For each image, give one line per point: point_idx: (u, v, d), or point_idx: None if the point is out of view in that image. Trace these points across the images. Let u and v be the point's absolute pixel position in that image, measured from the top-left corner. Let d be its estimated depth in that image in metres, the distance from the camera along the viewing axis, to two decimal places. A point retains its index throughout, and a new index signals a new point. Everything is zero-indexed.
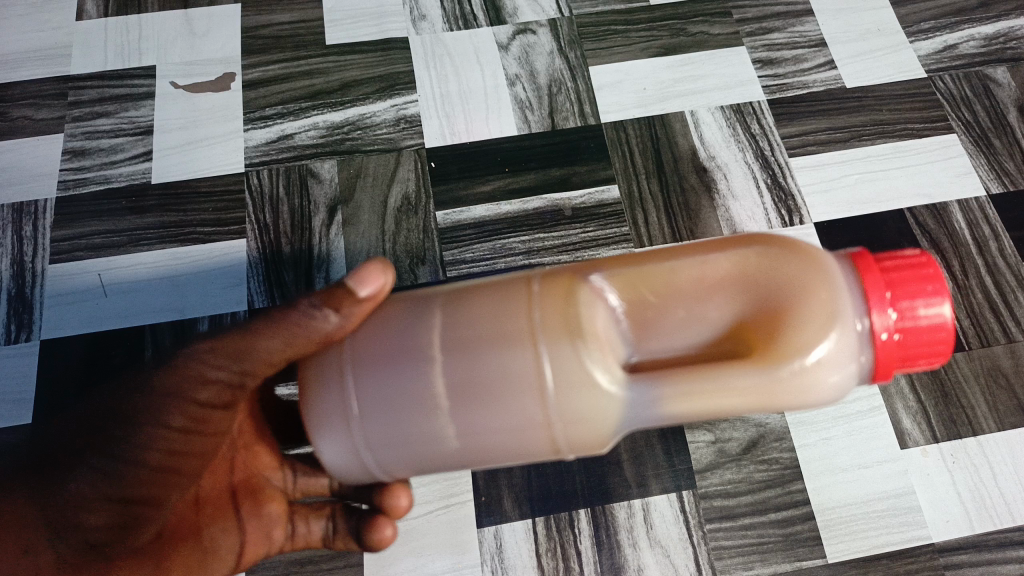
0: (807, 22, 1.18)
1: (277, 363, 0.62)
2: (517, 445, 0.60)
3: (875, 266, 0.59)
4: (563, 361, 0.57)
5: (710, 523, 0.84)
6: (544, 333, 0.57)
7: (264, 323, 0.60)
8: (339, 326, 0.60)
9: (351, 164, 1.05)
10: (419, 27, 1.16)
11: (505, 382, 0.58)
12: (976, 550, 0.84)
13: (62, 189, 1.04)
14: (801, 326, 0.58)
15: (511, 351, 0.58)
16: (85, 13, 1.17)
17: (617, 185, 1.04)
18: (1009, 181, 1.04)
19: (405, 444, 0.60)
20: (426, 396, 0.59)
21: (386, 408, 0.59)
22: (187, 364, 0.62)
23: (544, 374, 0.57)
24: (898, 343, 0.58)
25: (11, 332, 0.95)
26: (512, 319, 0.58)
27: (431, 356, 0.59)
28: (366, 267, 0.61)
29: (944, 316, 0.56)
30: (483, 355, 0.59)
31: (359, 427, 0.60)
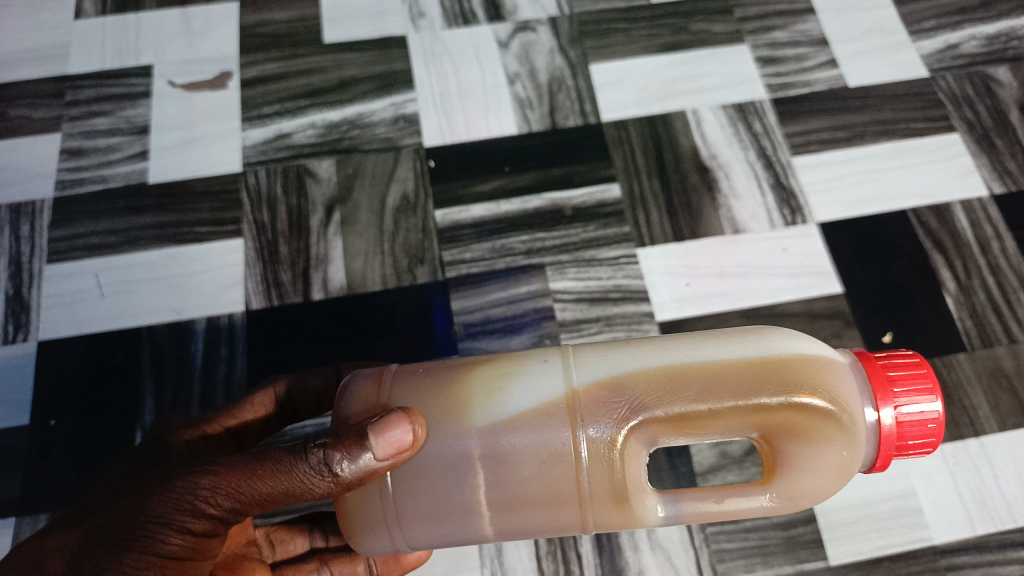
0: (809, 20, 1.17)
1: (274, 502, 0.58)
2: (545, 530, 0.62)
3: (877, 365, 0.60)
4: (595, 467, 0.57)
5: (711, 525, 0.83)
6: (588, 439, 0.57)
7: (268, 464, 0.57)
8: (352, 479, 0.57)
9: (350, 164, 1.04)
10: (418, 26, 1.15)
11: (541, 490, 0.58)
12: (977, 552, 0.83)
13: (59, 188, 1.03)
14: (825, 446, 0.58)
15: (554, 459, 0.57)
16: (83, 11, 1.17)
17: (618, 185, 1.03)
18: (1012, 180, 1.04)
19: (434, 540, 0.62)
20: (461, 506, 0.59)
21: (428, 515, 0.60)
22: (180, 495, 0.57)
23: (581, 480, 0.58)
24: (897, 434, 0.59)
25: (8, 331, 0.94)
26: (555, 428, 0.57)
27: (474, 466, 0.58)
28: (387, 419, 0.56)
29: (936, 411, 0.58)
30: (519, 469, 0.58)
31: (387, 538, 0.61)
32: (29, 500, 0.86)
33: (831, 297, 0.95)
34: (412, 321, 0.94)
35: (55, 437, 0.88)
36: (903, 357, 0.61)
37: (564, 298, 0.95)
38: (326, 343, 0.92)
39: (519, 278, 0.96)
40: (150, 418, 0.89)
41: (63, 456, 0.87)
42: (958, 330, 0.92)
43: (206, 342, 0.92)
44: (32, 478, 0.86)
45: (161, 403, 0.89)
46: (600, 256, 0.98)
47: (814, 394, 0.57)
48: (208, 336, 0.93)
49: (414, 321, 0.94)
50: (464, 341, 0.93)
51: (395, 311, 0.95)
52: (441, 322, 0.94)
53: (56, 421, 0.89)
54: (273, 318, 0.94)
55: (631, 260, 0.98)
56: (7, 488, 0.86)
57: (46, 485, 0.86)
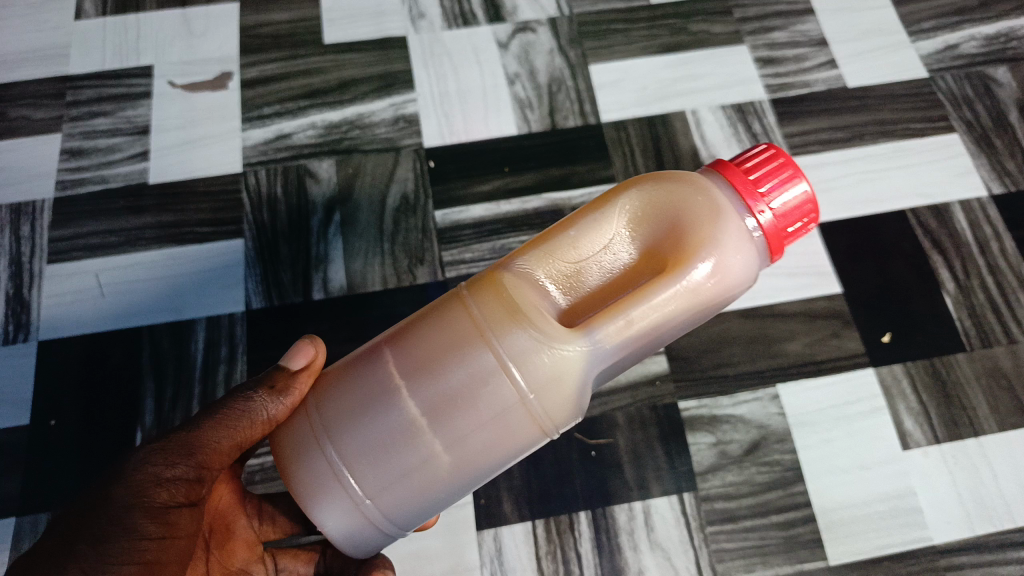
0: (808, 21, 1.17)
1: (228, 452, 0.66)
2: (506, 438, 0.58)
3: (738, 170, 0.63)
4: (512, 348, 0.57)
5: (711, 526, 0.83)
6: (489, 320, 0.58)
7: (205, 418, 0.65)
8: (281, 408, 0.64)
9: (350, 164, 1.04)
10: (418, 26, 1.16)
11: (466, 380, 0.57)
12: (977, 551, 0.83)
13: (60, 189, 1.04)
14: (699, 233, 0.59)
15: (466, 348, 0.57)
16: (83, 12, 1.17)
17: (617, 185, 1.03)
18: (1011, 181, 1.04)
19: (399, 475, 0.59)
20: (396, 419, 0.58)
21: (371, 449, 0.58)
22: (135, 473, 0.62)
23: (503, 351, 0.57)
24: (780, 225, 0.62)
25: (8, 333, 0.94)
26: (454, 319, 0.59)
27: (392, 384, 0.58)
28: (297, 346, 0.67)
29: (806, 192, 0.62)
30: (421, 354, 0.59)
31: (344, 492, 0.59)
32: (30, 500, 0.86)
33: (829, 297, 0.94)
34: None
35: (55, 437, 0.88)
36: (758, 156, 0.64)
37: None
38: (326, 343, 0.93)
39: None
40: (150, 417, 0.89)
41: (64, 455, 0.88)
42: (957, 331, 0.92)
43: (206, 342, 0.93)
44: (33, 478, 0.87)
45: (161, 402, 0.89)
46: None
47: (671, 210, 0.61)
48: (208, 336, 0.93)
49: None
50: None
51: (396, 312, 0.95)
52: None
53: (57, 420, 0.89)
54: (273, 318, 0.94)
55: None
56: (7, 487, 0.86)
57: (48, 484, 0.86)
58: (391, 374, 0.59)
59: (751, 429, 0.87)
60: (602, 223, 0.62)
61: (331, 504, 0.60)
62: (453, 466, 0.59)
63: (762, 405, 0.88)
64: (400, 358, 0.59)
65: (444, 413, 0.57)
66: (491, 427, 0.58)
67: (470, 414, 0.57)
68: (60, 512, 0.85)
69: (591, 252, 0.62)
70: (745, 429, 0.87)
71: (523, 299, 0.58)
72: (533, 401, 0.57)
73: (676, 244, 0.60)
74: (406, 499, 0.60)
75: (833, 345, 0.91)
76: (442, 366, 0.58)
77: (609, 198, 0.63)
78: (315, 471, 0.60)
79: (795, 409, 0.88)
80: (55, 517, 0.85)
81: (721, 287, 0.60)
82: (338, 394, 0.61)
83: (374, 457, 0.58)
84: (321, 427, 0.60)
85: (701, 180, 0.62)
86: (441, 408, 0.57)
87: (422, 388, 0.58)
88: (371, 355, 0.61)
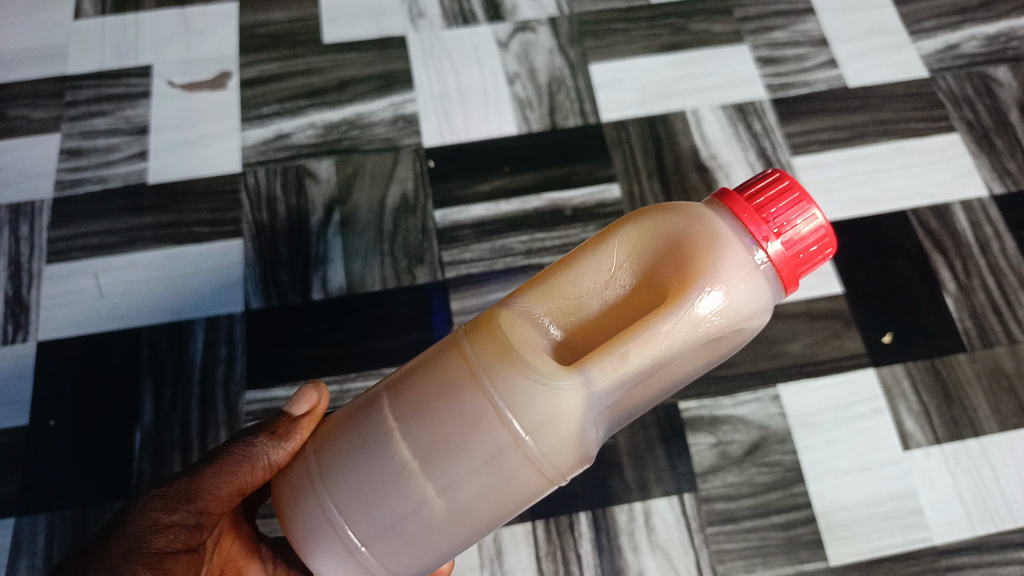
0: (810, 20, 1.17)
1: (230, 497, 0.66)
2: (501, 480, 0.59)
3: (746, 201, 0.61)
4: (504, 386, 0.57)
5: (712, 526, 0.83)
6: (480, 364, 0.58)
7: (207, 462, 0.66)
8: (281, 455, 0.67)
9: (349, 164, 1.04)
10: (417, 26, 1.15)
11: (457, 422, 0.58)
12: (977, 552, 0.83)
13: (59, 189, 1.03)
14: (694, 263, 0.59)
15: (457, 393, 0.58)
16: (82, 11, 1.17)
17: (618, 185, 1.03)
18: (1012, 181, 1.03)
19: (398, 521, 0.59)
20: (392, 467, 0.59)
21: (364, 495, 0.60)
22: (136, 521, 0.62)
23: (493, 392, 0.57)
24: (793, 257, 0.60)
25: (7, 333, 0.94)
26: (448, 364, 0.60)
27: (387, 431, 0.60)
28: (299, 390, 0.71)
29: (819, 221, 0.60)
30: (418, 400, 0.60)
31: (343, 542, 0.61)
32: (30, 501, 0.85)
33: (830, 297, 0.94)
34: (413, 322, 0.94)
35: (55, 438, 0.88)
36: (764, 181, 0.62)
37: None
38: (326, 343, 0.92)
39: (519, 279, 0.96)
40: (149, 418, 0.89)
41: (63, 456, 0.87)
42: (959, 331, 0.92)
43: (205, 342, 0.92)
44: (32, 478, 0.86)
45: (160, 403, 0.89)
46: None
47: (666, 241, 0.61)
48: (207, 336, 0.93)
49: (415, 322, 0.94)
50: None
51: (395, 312, 0.95)
52: (440, 323, 0.94)
53: (56, 421, 0.89)
54: (272, 319, 0.94)
55: None
56: (7, 488, 0.86)
57: (47, 485, 0.86)
58: (385, 420, 0.60)
59: (752, 430, 0.87)
60: (601, 259, 0.62)
61: (332, 552, 0.62)
62: (449, 510, 0.59)
63: (763, 406, 0.88)
64: (395, 407, 0.61)
65: (437, 458, 0.58)
66: (487, 470, 0.58)
67: (462, 456, 0.58)
68: (59, 513, 0.85)
69: (589, 289, 0.61)
70: (746, 429, 0.87)
71: (518, 341, 0.58)
72: (529, 443, 0.58)
73: (674, 280, 0.59)
74: (406, 548, 0.61)
75: (833, 345, 0.91)
76: (437, 411, 0.59)
77: (606, 235, 0.63)
78: (311, 521, 0.62)
79: (796, 409, 0.88)
80: (55, 518, 0.85)
81: (723, 319, 0.59)
82: (339, 442, 0.63)
83: (372, 502, 0.60)
84: (321, 476, 0.62)
85: (697, 212, 0.61)
86: (433, 451, 0.58)
87: (415, 436, 0.59)
88: (372, 404, 0.63)
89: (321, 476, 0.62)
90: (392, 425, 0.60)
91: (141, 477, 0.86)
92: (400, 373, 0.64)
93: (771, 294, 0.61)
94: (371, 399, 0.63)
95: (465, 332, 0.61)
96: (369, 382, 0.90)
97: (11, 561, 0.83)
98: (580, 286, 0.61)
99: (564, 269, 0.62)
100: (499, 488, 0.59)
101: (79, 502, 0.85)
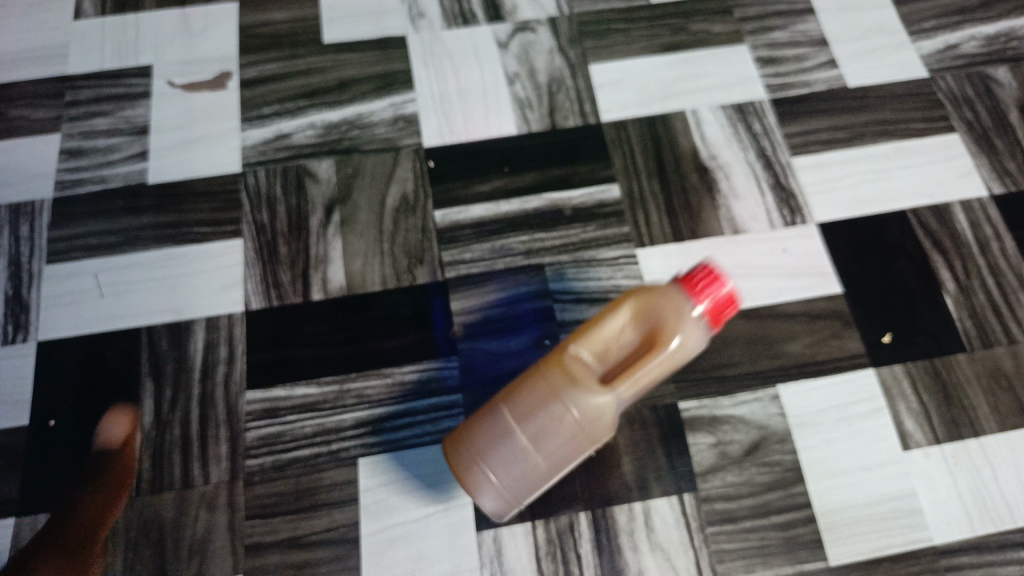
0: (809, 20, 1.17)
1: None
2: (597, 436, 0.71)
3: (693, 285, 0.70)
4: (584, 375, 0.69)
5: (711, 526, 0.83)
6: (558, 364, 0.70)
7: None
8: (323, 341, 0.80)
9: (349, 164, 1.04)
10: (417, 26, 1.15)
11: (557, 413, 0.69)
12: (976, 551, 0.83)
13: (59, 189, 1.03)
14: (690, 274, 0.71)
15: (547, 390, 0.69)
16: (82, 11, 1.17)
17: (617, 185, 1.03)
18: (1011, 181, 1.03)
19: (546, 461, 0.71)
20: (517, 450, 0.71)
21: (506, 466, 0.71)
22: None
23: (581, 386, 0.69)
24: None
25: (8, 333, 0.93)
26: (534, 377, 0.71)
27: (500, 429, 0.71)
28: None
29: None
30: (538, 377, 0.71)
31: (493, 491, 0.73)
32: (30, 500, 0.85)
33: (829, 297, 0.94)
34: (413, 322, 0.93)
35: (56, 438, 0.88)
36: (700, 276, 0.70)
37: (564, 298, 0.95)
38: (325, 343, 0.92)
39: (519, 279, 0.96)
40: (149, 417, 0.88)
41: (64, 456, 0.87)
42: (958, 331, 0.92)
43: (205, 343, 0.92)
44: (33, 478, 0.86)
45: (161, 403, 0.89)
46: (600, 257, 0.97)
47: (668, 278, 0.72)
48: (207, 337, 0.93)
49: (415, 322, 0.93)
50: (465, 342, 0.92)
51: (395, 312, 0.94)
52: (440, 323, 0.93)
53: (57, 421, 0.89)
54: (272, 319, 0.94)
55: (631, 260, 0.97)
56: (7, 487, 0.86)
57: (48, 485, 0.86)
58: (499, 422, 0.71)
59: (752, 430, 0.87)
60: (608, 340, 0.71)
61: (485, 493, 0.73)
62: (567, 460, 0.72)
63: (762, 406, 0.88)
64: (506, 417, 0.71)
65: (545, 437, 0.70)
66: (586, 436, 0.70)
67: (566, 433, 0.70)
68: (60, 513, 0.84)
69: (613, 339, 0.71)
70: (746, 429, 0.87)
71: (607, 323, 0.71)
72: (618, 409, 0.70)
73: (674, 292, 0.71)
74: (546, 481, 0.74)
75: (832, 346, 0.91)
76: (561, 384, 0.69)
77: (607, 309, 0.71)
78: (468, 477, 0.73)
79: (795, 410, 0.88)
80: None
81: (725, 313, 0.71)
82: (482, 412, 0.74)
83: (519, 451, 0.70)
84: (471, 440, 0.73)
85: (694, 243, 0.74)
86: (543, 436, 0.70)
87: (528, 430, 0.70)
88: (484, 417, 0.73)
89: (471, 441, 0.73)
90: (505, 424, 0.71)
91: (141, 477, 0.85)
92: (491, 434, 0.72)
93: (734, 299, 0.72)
94: (484, 420, 0.73)
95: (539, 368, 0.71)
96: (369, 382, 0.90)
97: (11, 561, 0.83)
98: (606, 338, 0.71)
99: (583, 344, 0.70)
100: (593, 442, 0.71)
101: None
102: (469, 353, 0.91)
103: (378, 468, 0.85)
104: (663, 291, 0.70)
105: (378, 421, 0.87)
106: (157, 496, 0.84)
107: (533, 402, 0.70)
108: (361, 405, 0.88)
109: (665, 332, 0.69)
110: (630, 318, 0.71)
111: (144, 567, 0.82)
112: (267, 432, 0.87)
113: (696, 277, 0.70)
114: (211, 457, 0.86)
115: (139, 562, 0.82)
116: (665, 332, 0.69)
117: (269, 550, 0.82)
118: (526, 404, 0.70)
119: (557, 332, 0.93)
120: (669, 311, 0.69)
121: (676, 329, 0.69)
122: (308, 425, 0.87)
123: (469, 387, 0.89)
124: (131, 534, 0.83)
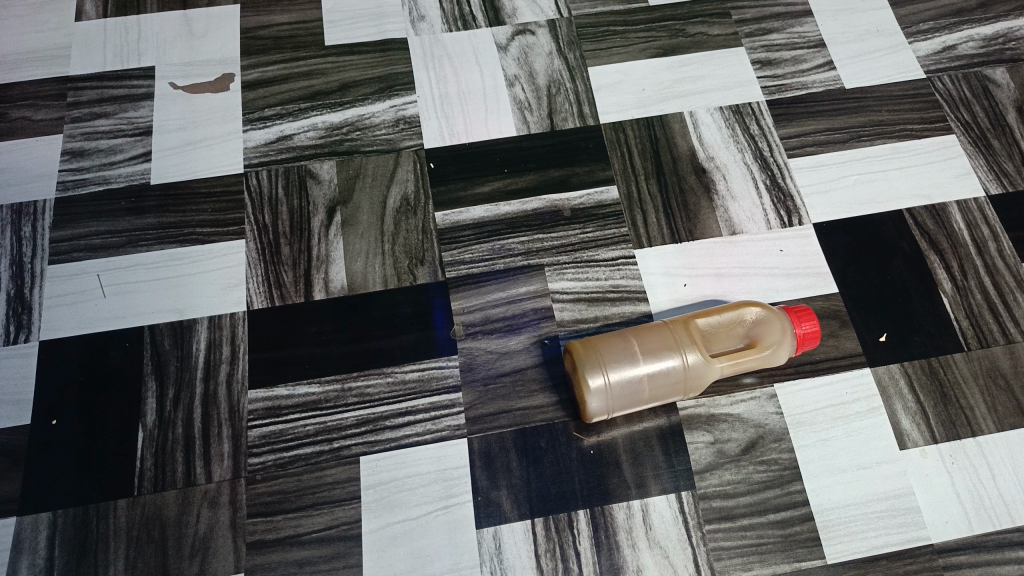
0: (806, 23, 1.19)
1: None
2: (688, 390, 0.85)
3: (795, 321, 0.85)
4: (702, 366, 0.83)
5: (710, 524, 0.83)
6: (674, 340, 0.83)
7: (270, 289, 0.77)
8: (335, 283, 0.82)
9: (351, 165, 1.05)
10: (419, 27, 1.18)
11: (667, 369, 0.83)
12: (976, 550, 0.81)
13: (62, 189, 1.04)
14: (770, 334, 0.86)
15: (661, 353, 0.83)
16: (86, 14, 1.19)
17: (617, 186, 1.04)
18: (1009, 181, 1.04)
19: (652, 390, 0.83)
20: (637, 391, 0.82)
21: (626, 400, 0.83)
22: None
23: (684, 363, 0.83)
24: None
25: (11, 331, 0.94)
26: (652, 337, 0.84)
27: (637, 367, 0.82)
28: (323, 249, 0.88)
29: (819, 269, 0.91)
30: (662, 332, 0.84)
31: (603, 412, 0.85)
32: (31, 500, 0.84)
33: (827, 297, 0.95)
34: (413, 322, 0.94)
35: (56, 437, 0.88)
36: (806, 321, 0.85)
37: (562, 298, 0.95)
38: (328, 343, 0.93)
39: (519, 279, 0.97)
40: (151, 416, 0.89)
41: (66, 456, 0.87)
42: (955, 330, 0.93)
43: (208, 342, 0.93)
44: (34, 476, 0.86)
45: (162, 401, 0.89)
46: (599, 257, 0.98)
47: (773, 327, 0.86)
48: (209, 336, 0.93)
49: (415, 321, 0.94)
50: (465, 341, 0.93)
51: (395, 311, 0.95)
52: (441, 322, 0.94)
53: (59, 420, 0.89)
54: (275, 317, 0.94)
55: (630, 260, 0.98)
56: (8, 486, 0.85)
57: (48, 484, 0.85)
58: (637, 358, 0.82)
59: (749, 428, 0.88)
60: (711, 329, 0.86)
61: (598, 411, 0.83)
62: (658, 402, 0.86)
63: (759, 404, 0.89)
64: (640, 354, 0.82)
65: (661, 386, 0.83)
66: (683, 391, 0.85)
67: (672, 384, 0.84)
68: (62, 511, 0.83)
69: (728, 332, 0.86)
70: (743, 427, 0.88)
71: (727, 316, 0.86)
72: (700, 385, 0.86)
73: (756, 330, 0.86)
74: (636, 406, 0.84)
75: (830, 345, 0.92)
76: (686, 345, 0.83)
77: (738, 309, 0.87)
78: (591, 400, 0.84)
79: (792, 408, 0.88)
80: (57, 517, 0.83)
81: (778, 360, 0.88)
82: (616, 336, 0.84)
83: (639, 379, 0.82)
84: (602, 357, 0.82)
85: (784, 316, 0.86)
86: (660, 381, 0.83)
87: (654, 372, 0.82)
88: (624, 351, 0.83)
89: (600, 355, 0.82)
90: (640, 363, 0.82)
91: (144, 476, 0.85)
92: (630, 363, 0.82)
93: (793, 349, 0.87)
94: (626, 352, 0.82)
95: (657, 329, 0.84)
96: (370, 381, 0.90)
97: (12, 561, 0.81)
98: (711, 327, 0.86)
99: (705, 326, 0.86)
100: (682, 394, 0.85)
101: (82, 500, 0.84)
102: (469, 352, 0.92)
103: (379, 466, 0.86)
104: (773, 313, 0.86)
105: (379, 419, 0.88)
106: (159, 495, 0.84)
107: (658, 347, 0.83)
108: (362, 404, 0.89)
109: (766, 342, 0.86)
110: (751, 324, 0.86)
111: (146, 567, 0.81)
112: (268, 431, 0.88)
113: (800, 317, 0.86)
114: (213, 456, 0.86)
115: (141, 561, 0.81)
116: (766, 343, 0.86)
117: (269, 548, 0.82)
118: (652, 344, 0.83)
119: (556, 331, 0.93)
120: (754, 343, 0.86)
121: (775, 344, 0.86)
122: (310, 424, 0.88)
123: (469, 386, 0.90)
124: (133, 533, 0.83)
